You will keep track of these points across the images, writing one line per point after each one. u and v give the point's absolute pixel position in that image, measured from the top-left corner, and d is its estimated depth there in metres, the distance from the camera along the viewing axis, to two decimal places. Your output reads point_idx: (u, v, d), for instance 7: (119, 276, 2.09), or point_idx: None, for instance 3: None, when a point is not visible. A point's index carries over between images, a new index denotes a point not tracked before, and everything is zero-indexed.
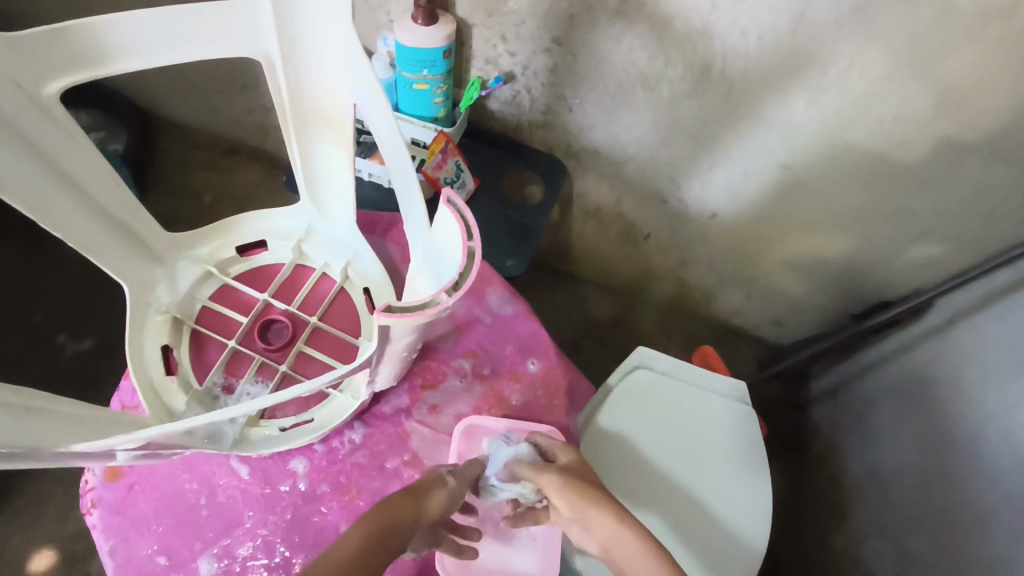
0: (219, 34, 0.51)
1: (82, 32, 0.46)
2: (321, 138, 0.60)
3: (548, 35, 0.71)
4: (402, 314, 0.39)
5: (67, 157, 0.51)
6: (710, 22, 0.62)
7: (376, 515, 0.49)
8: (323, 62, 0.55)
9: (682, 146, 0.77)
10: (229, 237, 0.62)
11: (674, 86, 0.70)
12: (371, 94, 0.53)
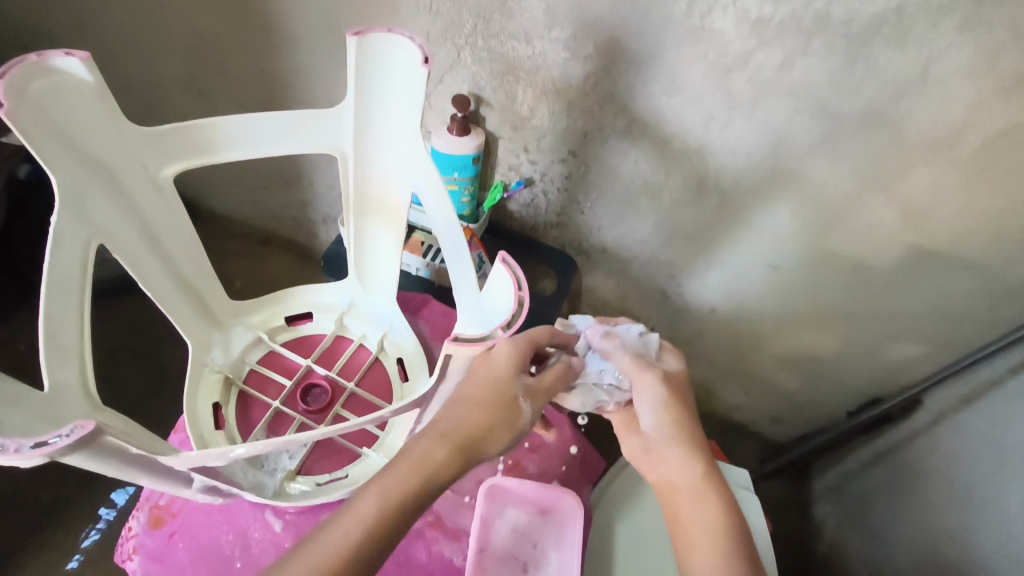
0: (307, 134, 0.60)
1: (198, 129, 0.56)
2: (379, 223, 0.67)
3: (565, 148, 0.82)
4: (467, 343, 0.51)
5: (158, 227, 0.60)
6: (705, 142, 0.72)
7: (410, 486, 0.45)
8: (389, 162, 0.63)
9: (682, 247, 0.86)
10: (279, 307, 0.69)
11: (675, 194, 0.80)
12: (429, 190, 0.61)
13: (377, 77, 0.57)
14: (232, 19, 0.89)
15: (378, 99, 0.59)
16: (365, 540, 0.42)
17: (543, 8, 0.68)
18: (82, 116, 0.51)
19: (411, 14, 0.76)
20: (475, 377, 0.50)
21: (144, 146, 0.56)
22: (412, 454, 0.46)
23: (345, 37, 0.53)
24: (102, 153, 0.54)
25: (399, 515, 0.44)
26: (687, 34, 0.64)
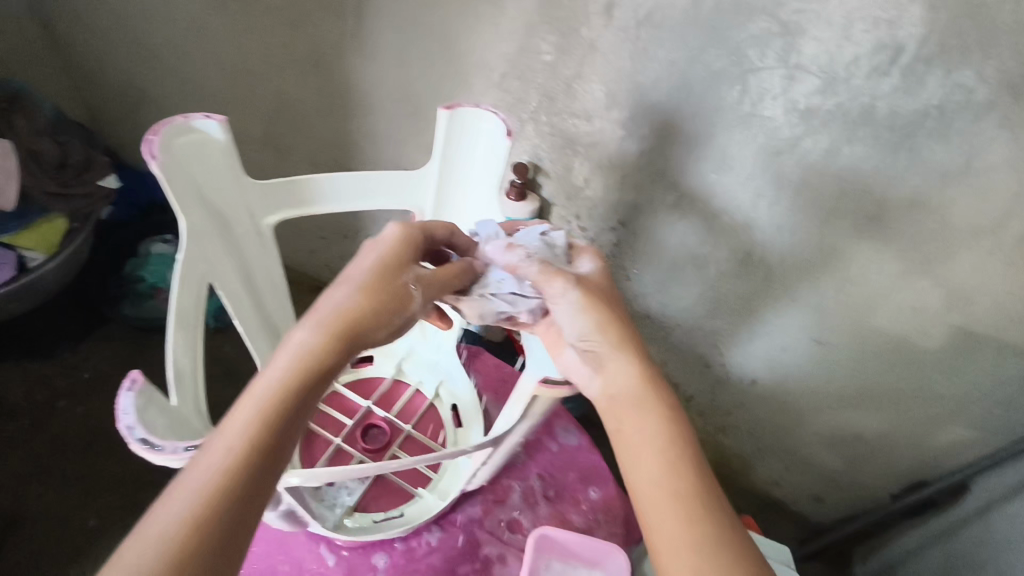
0: (393, 193, 0.67)
1: (303, 184, 0.63)
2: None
3: (615, 218, 0.87)
4: (555, 385, 0.54)
5: (253, 267, 0.66)
6: (751, 218, 0.76)
7: (301, 369, 0.42)
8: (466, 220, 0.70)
9: (726, 317, 0.89)
10: None
11: (721, 266, 0.83)
12: None
13: (463, 144, 0.65)
14: (315, 86, 0.96)
15: (463, 163, 0.66)
16: (265, 433, 0.38)
17: (604, 91, 0.74)
18: (210, 171, 0.58)
19: (481, 89, 0.83)
20: (358, 267, 0.49)
21: (256, 198, 0.63)
22: (291, 347, 0.43)
23: (438, 109, 0.61)
24: (222, 204, 0.60)
25: (296, 405, 0.40)
26: (738, 119, 0.69)
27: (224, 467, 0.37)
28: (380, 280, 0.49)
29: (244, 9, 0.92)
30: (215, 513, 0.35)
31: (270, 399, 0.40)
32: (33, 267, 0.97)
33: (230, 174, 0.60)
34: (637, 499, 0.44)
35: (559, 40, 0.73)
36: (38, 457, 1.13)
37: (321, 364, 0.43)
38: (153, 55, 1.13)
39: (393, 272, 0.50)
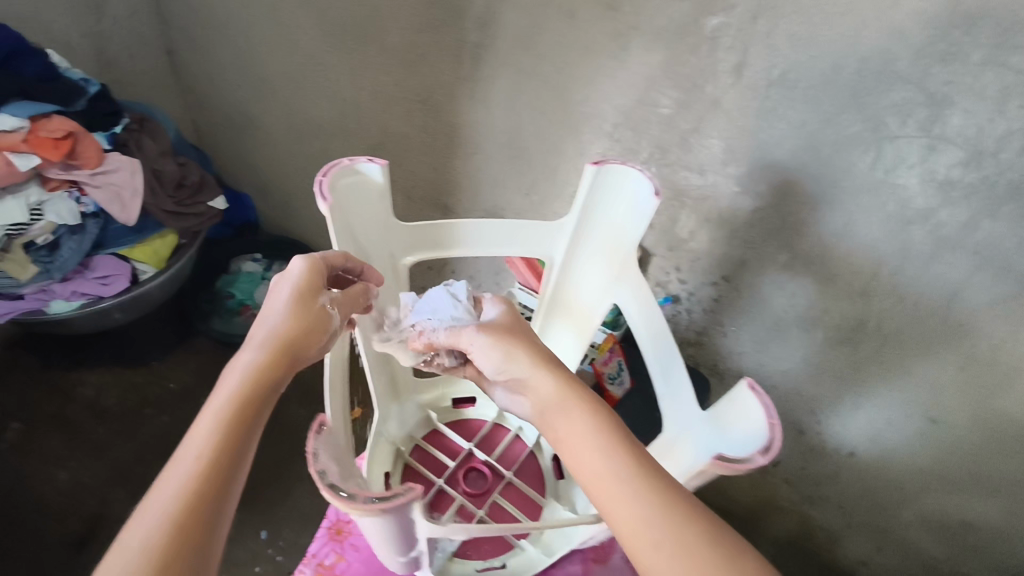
0: (529, 241, 0.67)
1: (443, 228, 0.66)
2: (567, 322, 0.75)
3: (718, 273, 0.85)
4: (726, 467, 0.47)
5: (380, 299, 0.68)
6: (872, 285, 0.73)
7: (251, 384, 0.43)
8: (592, 273, 0.70)
9: (829, 384, 0.86)
10: (447, 388, 0.75)
11: (830, 332, 0.80)
12: (635, 307, 0.66)
13: (601, 200, 0.65)
14: (421, 123, 1.00)
15: (598, 218, 0.66)
16: (223, 440, 0.39)
17: (723, 147, 0.73)
18: (364, 208, 0.62)
19: (592, 138, 0.83)
20: (280, 299, 0.51)
21: (397, 236, 0.66)
22: (237, 365, 0.45)
23: (585, 165, 0.61)
24: (366, 241, 0.64)
25: (247, 414, 0.42)
26: (867, 185, 0.67)
27: (195, 471, 0.37)
28: (310, 316, 0.51)
29: (360, 48, 0.97)
30: (196, 514, 0.36)
31: (226, 410, 0.41)
32: (142, 280, 1.02)
33: (380, 213, 0.63)
34: (591, 500, 0.42)
35: (681, 95, 0.72)
36: (123, 465, 1.20)
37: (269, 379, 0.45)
38: (267, 85, 1.19)
39: (321, 317, 0.52)
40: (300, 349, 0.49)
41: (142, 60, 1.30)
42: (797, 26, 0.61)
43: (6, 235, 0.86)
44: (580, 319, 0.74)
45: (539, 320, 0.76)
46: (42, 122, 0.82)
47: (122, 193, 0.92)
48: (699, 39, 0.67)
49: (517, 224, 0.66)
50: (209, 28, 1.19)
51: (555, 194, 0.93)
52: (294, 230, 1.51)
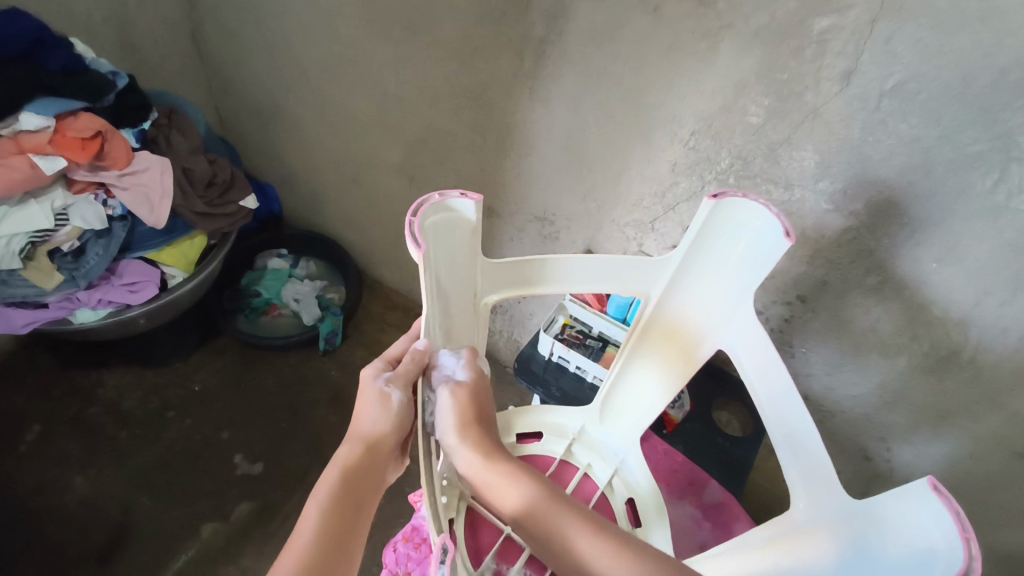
0: (621, 278, 0.64)
1: (537, 264, 0.61)
2: (654, 360, 0.71)
3: (794, 292, 0.79)
4: None
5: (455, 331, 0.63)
6: (971, 315, 0.66)
7: (328, 513, 0.51)
8: (694, 310, 0.65)
9: (907, 414, 0.79)
10: (513, 423, 0.76)
11: (915, 359, 0.73)
12: (740, 357, 0.62)
13: (714, 236, 0.59)
14: (471, 121, 0.94)
15: (708, 254, 0.61)
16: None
17: (816, 160, 0.66)
18: (450, 250, 0.56)
19: (663, 144, 0.76)
20: (368, 405, 0.57)
21: (483, 275, 0.61)
22: (337, 466, 0.54)
23: (702, 200, 0.56)
24: (454, 282, 0.59)
25: (328, 543, 0.49)
26: (984, 209, 0.59)
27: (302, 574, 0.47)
28: (367, 411, 0.56)
29: (409, 40, 0.91)
30: None
31: (305, 548, 0.49)
32: (170, 286, 1.04)
33: (464, 254, 0.57)
34: None
35: (774, 103, 0.65)
36: (146, 471, 1.17)
37: (343, 496, 0.52)
38: (300, 74, 1.12)
39: (381, 404, 0.57)
40: (368, 448, 0.55)
41: (166, 44, 1.23)
42: (926, 32, 0.53)
43: (31, 242, 0.87)
44: (662, 361, 0.71)
45: (624, 357, 0.72)
46: (69, 120, 0.85)
47: (151, 193, 0.93)
48: (805, 41, 0.59)
49: (618, 259, 0.62)
50: (241, 12, 1.11)
51: (615, 202, 0.87)
52: (321, 224, 1.45)
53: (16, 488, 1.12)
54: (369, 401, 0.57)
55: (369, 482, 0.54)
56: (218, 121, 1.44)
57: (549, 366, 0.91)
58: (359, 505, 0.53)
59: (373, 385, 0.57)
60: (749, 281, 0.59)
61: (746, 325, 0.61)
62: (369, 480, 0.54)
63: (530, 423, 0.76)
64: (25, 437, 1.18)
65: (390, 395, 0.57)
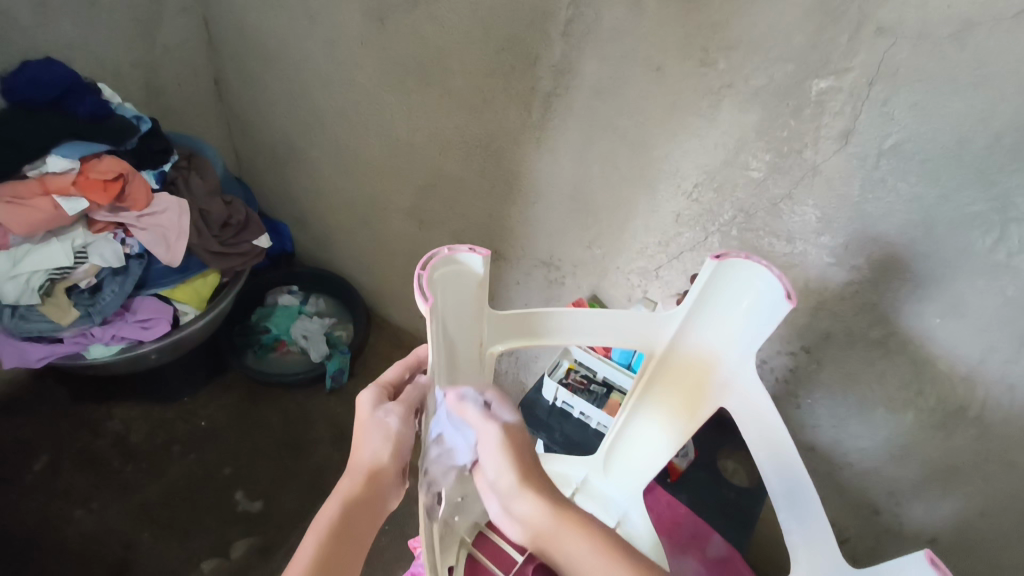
0: (625, 331, 0.64)
1: (542, 316, 0.62)
2: (657, 412, 0.71)
3: (799, 342, 0.79)
4: None
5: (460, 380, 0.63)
6: (977, 372, 0.65)
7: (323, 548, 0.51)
8: (697, 365, 0.65)
9: (915, 471, 0.77)
10: None
11: (921, 415, 0.72)
12: (743, 415, 0.62)
13: (716, 295, 0.60)
14: (479, 168, 0.97)
15: (711, 313, 0.61)
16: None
17: (818, 215, 0.67)
18: (458, 301, 0.57)
19: (666, 195, 0.78)
20: (370, 432, 0.56)
21: (488, 326, 0.61)
22: (337, 495, 0.54)
23: (705, 259, 0.57)
24: (459, 333, 0.59)
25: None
26: (985, 268, 0.59)
27: None
28: (366, 442, 0.55)
29: (421, 90, 0.95)
30: None
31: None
32: (182, 322, 1.06)
33: (472, 306, 0.58)
34: None
35: (775, 159, 0.66)
36: (149, 506, 1.17)
37: (341, 530, 0.52)
38: (316, 119, 1.16)
39: (381, 433, 0.56)
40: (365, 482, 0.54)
41: (189, 88, 1.28)
42: (921, 96, 0.54)
43: (51, 280, 0.89)
44: (666, 415, 0.70)
45: (628, 408, 0.72)
46: (92, 163, 0.88)
47: (168, 234, 0.96)
48: (803, 101, 0.61)
49: (623, 313, 0.62)
50: (262, 60, 1.16)
51: (621, 249, 0.89)
52: (333, 262, 1.48)
53: (21, 520, 1.12)
54: (368, 431, 0.56)
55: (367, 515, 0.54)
56: (236, 162, 1.48)
57: (553, 411, 0.91)
58: (357, 538, 0.53)
59: (375, 414, 0.57)
60: (751, 340, 0.59)
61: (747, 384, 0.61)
62: (368, 512, 0.54)
63: None
64: (33, 468, 1.19)
65: (389, 422, 0.56)
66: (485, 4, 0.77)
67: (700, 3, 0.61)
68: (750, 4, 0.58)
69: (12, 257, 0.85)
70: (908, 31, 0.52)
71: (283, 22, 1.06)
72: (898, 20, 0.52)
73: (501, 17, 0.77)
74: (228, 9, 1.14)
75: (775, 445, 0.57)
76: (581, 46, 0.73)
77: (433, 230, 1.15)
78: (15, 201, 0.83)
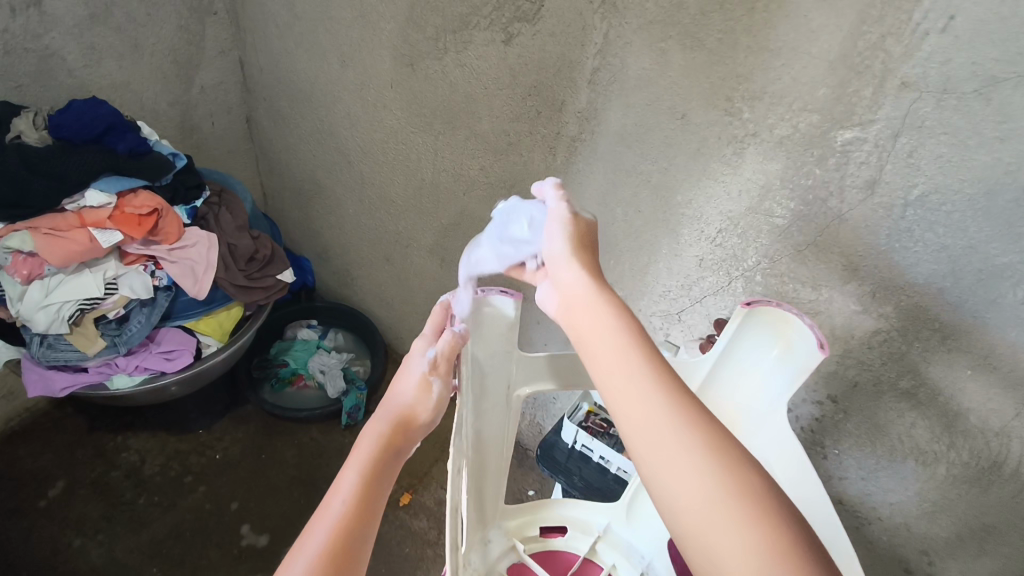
0: None
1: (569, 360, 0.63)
2: None
3: (824, 391, 0.77)
4: None
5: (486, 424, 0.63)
6: (1012, 426, 0.63)
7: (365, 478, 0.49)
8: (727, 409, 0.67)
9: (948, 529, 0.74)
10: (536, 515, 0.74)
11: (953, 469, 0.69)
12: (777, 463, 0.62)
13: (746, 340, 0.62)
14: (502, 208, 0.98)
15: (741, 357, 0.64)
16: (344, 535, 0.45)
17: (843, 264, 0.66)
18: (489, 340, 0.59)
19: (689, 240, 0.79)
20: (412, 377, 0.55)
21: (517, 366, 0.62)
22: (382, 420, 0.54)
23: (736, 307, 0.60)
24: (490, 371, 0.60)
25: (360, 512, 0.47)
26: (1019, 319, 0.57)
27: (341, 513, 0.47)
28: (404, 384, 0.56)
29: (448, 132, 0.97)
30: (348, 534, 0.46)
31: (338, 515, 0.46)
32: (204, 355, 1.07)
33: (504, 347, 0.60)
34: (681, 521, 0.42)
35: (800, 207, 0.66)
36: (158, 540, 1.16)
37: (379, 460, 0.51)
38: (343, 158, 1.19)
39: (423, 389, 0.55)
40: (400, 424, 0.53)
41: (222, 127, 1.32)
42: (946, 148, 0.55)
43: (80, 309, 0.91)
44: None
45: None
46: (129, 197, 0.91)
47: (196, 267, 0.98)
48: (828, 151, 0.61)
49: None
50: (294, 101, 1.20)
51: (643, 292, 0.89)
52: (353, 297, 1.49)
53: (32, 549, 1.12)
54: (413, 386, 0.55)
55: (397, 453, 0.53)
56: (263, 198, 1.52)
57: (573, 454, 0.89)
58: (399, 451, 0.53)
59: (418, 363, 0.56)
60: (781, 388, 0.61)
61: (777, 432, 0.62)
62: (407, 437, 0.54)
63: (554, 518, 0.73)
64: (48, 495, 1.19)
65: (432, 386, 0.56)
66: (515, 52, 0.80)
67: (726, 55, 0.63)
68: (775, 57, 0.60)
69: (45, 287, 0.88)
70: (932, 86, 0.53)
71: (315, 65, 1.10)
72: (922, 75, 0.53)
73: (529, 65, 0.79)
74: (265, 54, 1.19)
75: (810, 494, 0.58)
76: (607, 93, 0.74)
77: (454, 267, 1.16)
78: (53, 232, 0.86)
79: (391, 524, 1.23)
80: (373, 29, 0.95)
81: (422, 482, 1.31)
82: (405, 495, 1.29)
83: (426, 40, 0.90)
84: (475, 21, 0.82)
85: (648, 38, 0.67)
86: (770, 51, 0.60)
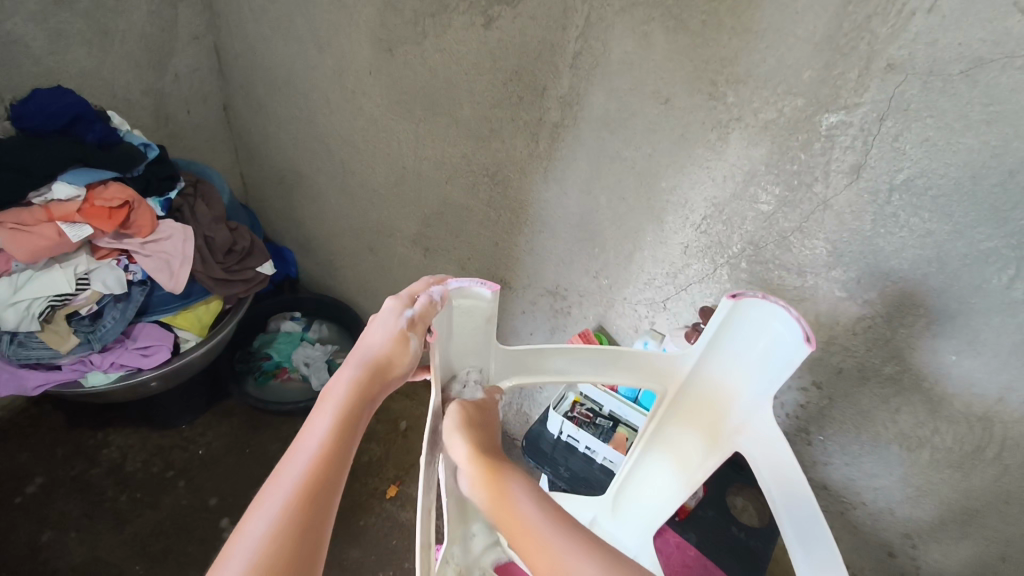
0: (633, 369, 0.65)
1: (541, 354, 0.62)
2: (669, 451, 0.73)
3: (810, 377, 0.76)
4: None
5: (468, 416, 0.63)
6: (995, 411, 0.63)
7: (337, 423, 0.51)
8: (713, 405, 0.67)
9: (933, 513, 0.74)
10: None
11: (938, 453, 0.69)
12: (758, 455, 0.62)
13: (732, 334, 0.61)
14: (486, 198, 0.97)
15: (726, 351, 0.63)
16: (318, 467, 0.47)
17: (827, 249, 0.66)
18: (471, 330, 0.59)
19: (674, 227, 0.77)
20: (382, 332, 0.57)
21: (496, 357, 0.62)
22: (358, 364, 0.56)
23: (722, 299, 0.58)
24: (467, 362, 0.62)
25: (334, 451, 0.49)
26: (1003, 305, 0.57)
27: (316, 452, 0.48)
28: (375, 332, 0.58)
29: (429, 118, 0.95)
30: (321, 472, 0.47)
31: (312, 457, 0.48)
32: (182, 349, 1.06)
33: (483, 338, 0.60)
34: None
35: (785, 193, 0.65)
36: (142, 535, 1.15)
37: (351, 408, 0.53)
38: (323, 147, 1.17)
39: (394, 338, 0.57)
40: (371, 373, 0.56)
41: (198, 115, 1.29)
42: (933, 131, 0.53)
43: (51, 306, 0.88)
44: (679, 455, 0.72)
45: (640, 447, 0.74)
46: (98, 190, 0.88)
47: (171, 260, 0.96)
48: (813, 135, 0.60)
49: (630, 351, 0.63)
50: (272, 88, 1.17)
51: (628, 279, 0.88)
52: (336, 288, 1.47)
53: (10, 547, 1.10)
54: (387, 340, 0.57)
55: (369, 400, 0.55)
56: (243, 188, 1.49)
57: (558, 445, 0.88)
58: (371, 400, 0.55)
59: (395, 321, 0.57)
60: (769, 383, 0.60)
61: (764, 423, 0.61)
62: (378, 387, 0.56)
63: None
64: (26, 491, 1.17)
65: (409, 342, 0.57)
66: (494, 36, 0.78)
67: (710, 38, 0.61)
68: (759, 39, 0.59)
69: (13, 284, 0.85)
70: (918, 68, 0.52)
71: (292, 50, 1.07)
72: (909, 57, 0.52)
73: (510, 49, 0.78)
74: (240, 39, 1.16)
75: (792, 486, 0.57)
76: (589, 78, 0.73)
77: (439, 258, 1.14)
78: (19, 226, 0.83)
79: (378, 516, 1.23)
80: (350, 13, 0.93)
81: (409, 473, 1.31)
82: (392, 487, 1.28)
83: (405, 24, 0.87)
84: (453, 5, 0.80)
85: (632, 21, 0.66)
86: (754, 33, 0.59)
